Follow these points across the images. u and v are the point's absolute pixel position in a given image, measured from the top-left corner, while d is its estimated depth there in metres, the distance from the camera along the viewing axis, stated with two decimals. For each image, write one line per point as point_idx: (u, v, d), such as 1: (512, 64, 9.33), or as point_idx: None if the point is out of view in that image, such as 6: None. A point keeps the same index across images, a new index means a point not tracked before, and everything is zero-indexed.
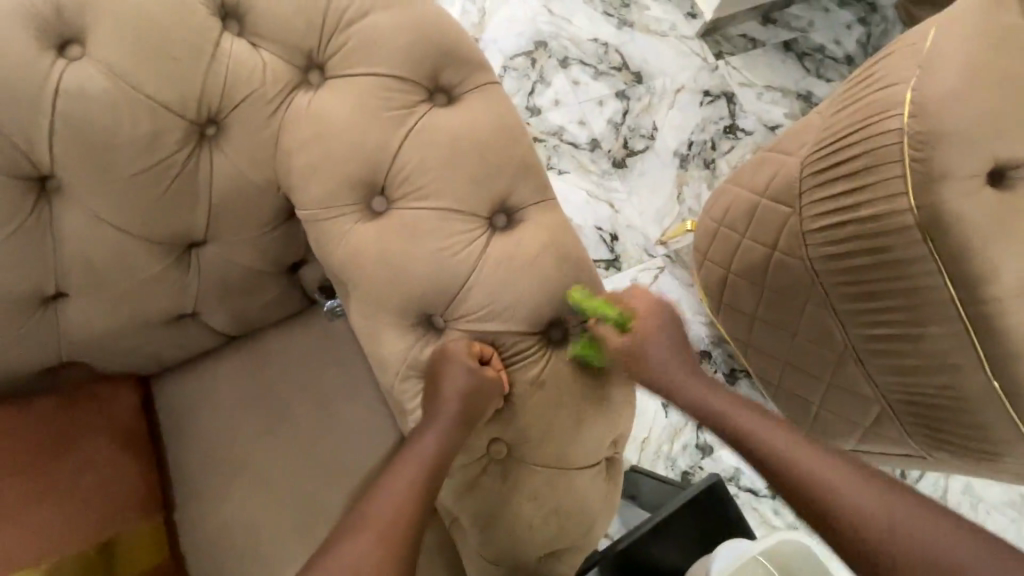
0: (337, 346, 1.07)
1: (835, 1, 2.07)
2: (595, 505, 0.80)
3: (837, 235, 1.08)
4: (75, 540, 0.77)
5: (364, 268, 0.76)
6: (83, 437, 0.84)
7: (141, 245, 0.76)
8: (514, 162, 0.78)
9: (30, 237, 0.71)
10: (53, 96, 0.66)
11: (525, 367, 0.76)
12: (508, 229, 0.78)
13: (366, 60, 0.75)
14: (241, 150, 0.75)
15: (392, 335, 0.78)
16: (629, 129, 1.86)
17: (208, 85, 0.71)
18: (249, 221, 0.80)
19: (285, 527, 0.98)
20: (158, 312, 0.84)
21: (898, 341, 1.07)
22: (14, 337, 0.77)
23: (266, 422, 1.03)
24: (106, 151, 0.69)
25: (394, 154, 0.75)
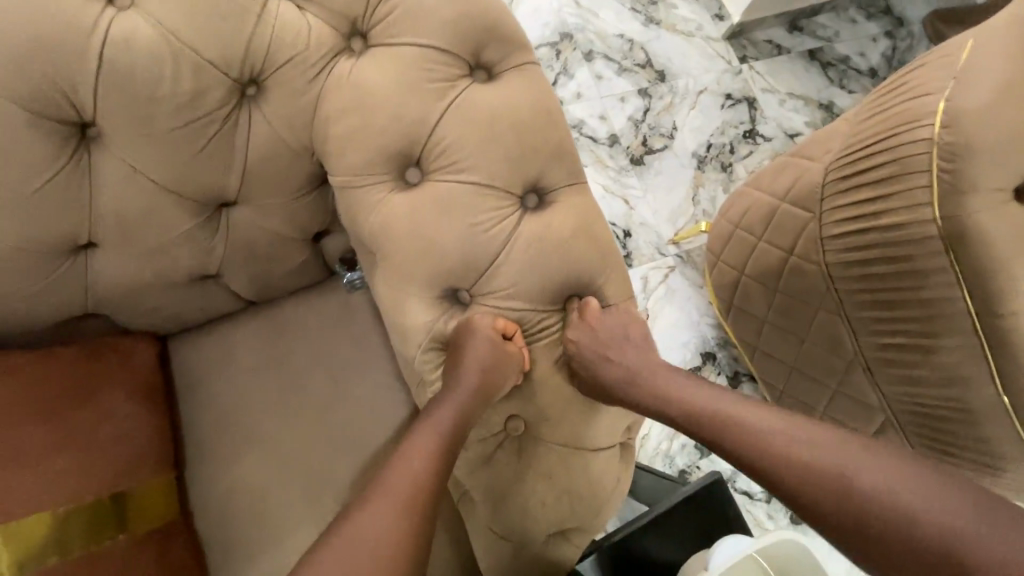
0: (354, 318, 1.08)
1: (862, 13, 2.06)
2: (605, 489, 0.81)
3: (856, 243, 1.09)
4: (92, 488, 0.78)
5: (393, 238, 0.76)
6: (103, 388, 0.85)
7: (174, 201, 0.77)
8: (550, 143, 0.79)
9: (67, 184, 0.71)
10: (101, 43, 0.65)
11: (546, 346, 0.77)
12: (538, 210, 0.79)
13: (409, 32, 0.75)
14: (280, 114, 0.75)
15: (417, 306, 0.78)
16: (649, 127, 1.86)
17: (253, 45, 0.71)
18: (282, 185, 0.81)
19: (292, 492, 0.99)
20: (185, 270, 0.84)
21: (910, 352, 1.07)
22: (42, 284, 0.77)
23: (280, 389, 1.03)
24: (148, 103, 0.69)
25: (432, 128, 0.76)
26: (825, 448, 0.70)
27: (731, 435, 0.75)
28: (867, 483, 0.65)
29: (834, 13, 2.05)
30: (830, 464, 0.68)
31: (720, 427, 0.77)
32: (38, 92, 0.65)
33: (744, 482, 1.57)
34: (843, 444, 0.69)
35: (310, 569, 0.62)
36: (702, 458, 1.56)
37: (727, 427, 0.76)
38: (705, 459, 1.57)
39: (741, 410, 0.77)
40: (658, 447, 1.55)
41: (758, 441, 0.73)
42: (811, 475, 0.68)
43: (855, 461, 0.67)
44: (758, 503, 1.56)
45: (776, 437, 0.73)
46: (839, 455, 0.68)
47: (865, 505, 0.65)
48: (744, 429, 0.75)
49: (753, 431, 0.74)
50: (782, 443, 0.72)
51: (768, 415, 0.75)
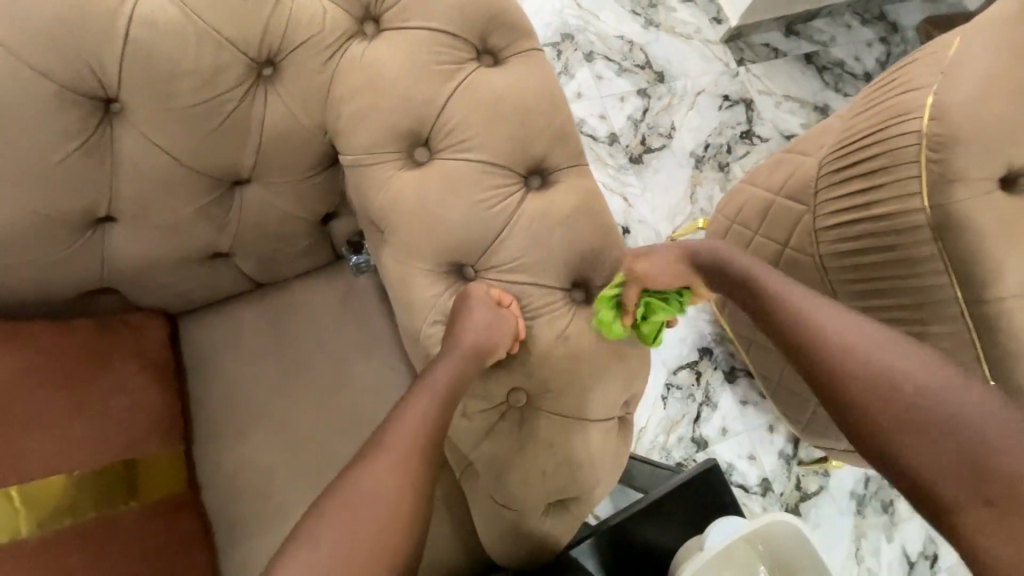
0: (360, 300, 1.11)
1: (857, 19, 2.11)
2: (603, 462, 0.84)
3: (848, 233, 1.12)
4: (106, 455, 0.80)
5: (402, 214, 0.79)
6: (118, 360, 0.87)
7: (191, 177, 0.79)
8: (554, 126, 0.82)
9: (90, 157, 0.74)
10: (128, 21, 0.69)
11: (548, 321, 0.80)
12: (542, 190, 0.82)
13: (420, 17, 0.79)
14: (295, 94, 0.79)
15: (424, 280, 0.81)
16: (648, 126, 1.90)
17: (271, 27, 0.74)
18: (294, 165, 0.84)
19: (297, 468, 1.01)
20: (199, 246, 0.87)
21: None
22: (61, 255, 0.80)
23: (287, 368, 1.06)
24: (170, 80, 0.72)
25: (440, 109, 0.79)
26: (899, 364, 0.65)
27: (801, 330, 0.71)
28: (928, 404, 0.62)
29: (830, 18, 2.09)
30: (900, 378, 0.64)
31: (792, 323, 0.72)
32: (65, 67, 0.68)
33: (740, 475, 1.59)
34: (924, 362, 0.65)
35: (319, 524, 0.64)
36: (698, 450, 1.58)
37: (797, 327, 0.72)
38: (702, 451, 1.59)
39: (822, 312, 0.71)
40: (655, 439, 1.58)
41: (832, 339, 0.69)
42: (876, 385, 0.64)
43: (928, 381, 0.63)
44: (753, 496, 1.58)
45: (849, 344, 0.68)
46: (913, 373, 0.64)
47: (925, 422, 0.61)
48: (818, 327, 0.70)
49: (829, 331, 0.69)
50: (856, 346, 0.67)
51: (848, 323, 0.70)
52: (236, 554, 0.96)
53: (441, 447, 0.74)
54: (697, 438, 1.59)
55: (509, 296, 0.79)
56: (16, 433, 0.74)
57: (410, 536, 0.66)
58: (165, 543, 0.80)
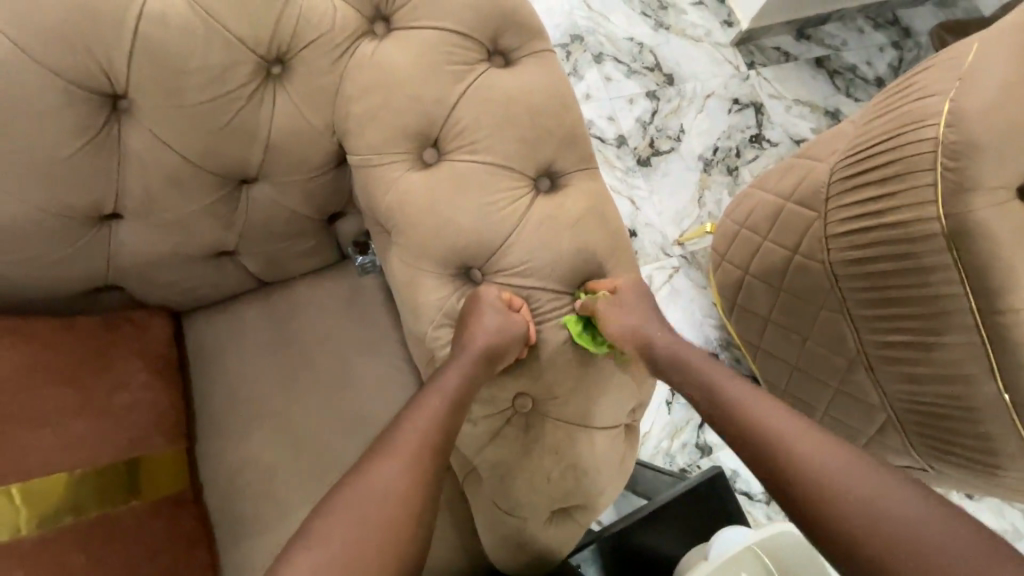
0: (365, 300, 1.10)
1: (870, 23, 2.09)
2: (608, 469, 0.83)
3: (861, 241, 1.10)
4: (109, 452, 0.79)
5: (409, 216, 0.79)
6: (121, 359, 0.86)
7: (198, 174, 0.79)
8: (564, 128, 0.81)
9: (97, 153, 0.73)
10: (137, 17, 0.68)
11: (555, 325, 0.79)
12: (551, 193, 0.81)
13: (430, 16, 0.78)
14: (303, 92, 0.78)
15: (431, 282, 0.81)
16: (656, 129, 1.88)
17: (281, 24, 0.74)
18: (302, 164, 0.83)
19: (299, 468, 1.00)
20: (205, 244, 0.87)
21: (913, 349, 1.08)
22: (68, 251, 0.80)
23: (291, 367, 1.05)
24: (179, 77, 0.71)
25: (449, 110, 0.78)
26: (830, 461, 0.65)
27: (738, 423, 0.73)
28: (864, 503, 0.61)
29: (842, 22, 2.07)
30: (831, 475, 0.64)
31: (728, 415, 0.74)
32: (74, 62, 0.67)
33: (744, 482, 1.58)
34: (849, 460, 0.65)
35: (322, 529, 0.63)
36: (702, 457, 1.57)
37: (731, 417, 0.74)
38: (706, 458, 1.58)
39: (750, 404, 0.74)
40: (659, 444, 1.57)
41: (761, 432, 0.71)
42: (810, 483, 0.64)
43: (855, 475, 0.63)
44: (757, 503, 1.57)
45: (782, 438, 0.69)
46: (844, 470, 0.64)
47: (865, 523, 0.59)
48: (752, 421, 0.72)
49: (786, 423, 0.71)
50: (787, 444, 0.68)
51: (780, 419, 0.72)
52: (238, 553, 0.95)
53: (446, 452, 0.73)
54: (701, 444, 1.58)
55: (517, 300, 0.78)
56: (19, 430, 0.74)
57: (414, 543, 0.65)
58: (167, 542, 0.80)
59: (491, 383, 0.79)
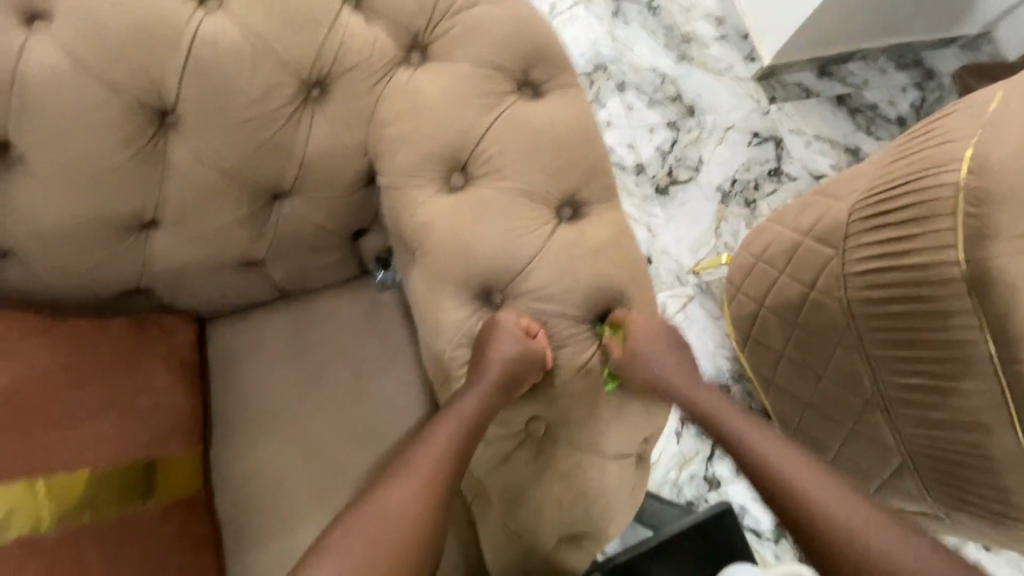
0: (384, 315, 1.12)
1: (892, 64, 2.10)
2: (620, 498, 0.82)
3: (880, 281, 1.10)
4: (126, 454, 0.80)
5: (435, 237, 0.81)
6: (146, 362, 0.87)
7: (235, 188, 0.82)
8: (589, 160, 0.83)
9: (141, 165, 0.76)
10: (190, 41, 0.71)
11: (573, 352, 0.79)
12: (573, 221, 0.83)
13: (466, 48, 0.81)
14: (340, 114, 0.81)
15: (452, 303, 0.82)
16: (675, 158, 1.91)
17: (324, 51, 0.77)
18: (335, 182, 0.86)
19: (310, 478, 1.02)
20: (236, 254, 0.90)
21: (929, 394, 1.07)
22: (106, 256, 0.83)
23: (308, 377, 1.07)
24: (224, 97, 0.74)
25: (480, 137, 0.81)
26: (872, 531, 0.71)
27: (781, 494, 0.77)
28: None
29: (864, 61, 2.09)
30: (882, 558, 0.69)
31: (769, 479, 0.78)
32: (128, 78, 0.70)
33: (752, 519, 1.55)
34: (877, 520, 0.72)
35: (335, 543, 0.64)
36: (710, 490, 1.55)
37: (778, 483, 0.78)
38: (714, 491, 1.56)
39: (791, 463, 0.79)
40: (666, 475, 1.55)
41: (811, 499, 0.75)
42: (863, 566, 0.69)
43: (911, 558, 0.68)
44: (765, 542, 1.54)
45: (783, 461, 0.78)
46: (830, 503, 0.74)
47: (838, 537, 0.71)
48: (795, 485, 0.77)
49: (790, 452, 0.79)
50: (836, 512, 0.72)
51: None
52: (245, 560, 0.96)
53: (458, 471, 0.73)
54: (709, 477, 1.56)
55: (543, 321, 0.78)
56: (50, 426, 0.76)
57: (421, 562, 0.66)
58: (176, 547, 0.81)
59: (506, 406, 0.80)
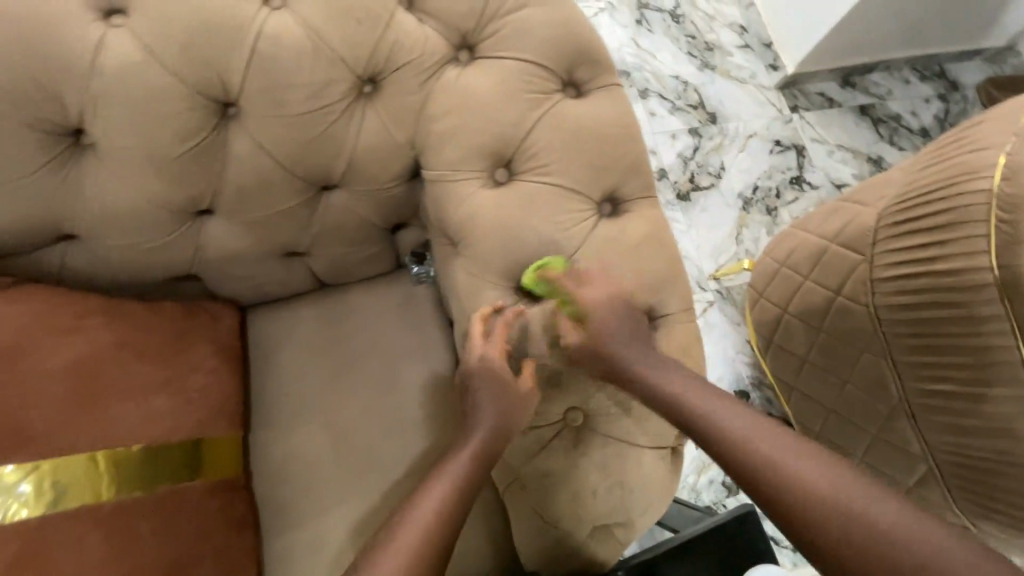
0: (418, 307, 1.15)
1: (916, 75, 2.11)
2: (655, 489, 0.84)
3: (909, 286, 1.11)
4: (178, 432, 0.83)
5: (479, 230, 0.83)
6: (195, 344, 0.90)
7: (288, 178, 0.85)
8: (630, 159, 0.85)
9: (203, 153, 0.79)
10: (255, 37, 0.75)
11: (613, 344, 0.81)
12: (613, 218, 0.85)
13: (514, 48, 0.83)
14: (391, 110, 0.84)
15: (493, 293, 0.84)
16: (697, 165, 1.92)
17: (379, 48, 0.80)
18: (381, 176, 0.89)
19: (345, 464, 1.04)
20: (284, 243, 0.93)
21: (960, 400, 1.08)
22: (162, 242, 0.86)
23: (343, 367, 1.10)
24: (284, 89, 0.78)
25: (525, 134, 0.83)
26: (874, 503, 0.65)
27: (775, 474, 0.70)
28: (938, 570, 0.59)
29: (888, 71, 2.09)
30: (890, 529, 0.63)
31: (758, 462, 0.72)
32: (196, 70, 0.74)
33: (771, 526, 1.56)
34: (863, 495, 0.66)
35: None
36: (728, 496, 1.56)
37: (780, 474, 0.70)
38: (731, 497, 1.57)
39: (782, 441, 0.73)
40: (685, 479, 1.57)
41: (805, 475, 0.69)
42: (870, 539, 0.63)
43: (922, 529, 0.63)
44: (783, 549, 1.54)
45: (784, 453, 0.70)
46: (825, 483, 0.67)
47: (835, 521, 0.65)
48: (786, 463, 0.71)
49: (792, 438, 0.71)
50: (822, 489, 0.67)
51: None
52: (283, 540, 0.99)
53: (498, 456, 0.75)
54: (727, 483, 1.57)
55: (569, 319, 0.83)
56: (110, 401, 0.78)
57: None
58: (222, 523, 0.83)
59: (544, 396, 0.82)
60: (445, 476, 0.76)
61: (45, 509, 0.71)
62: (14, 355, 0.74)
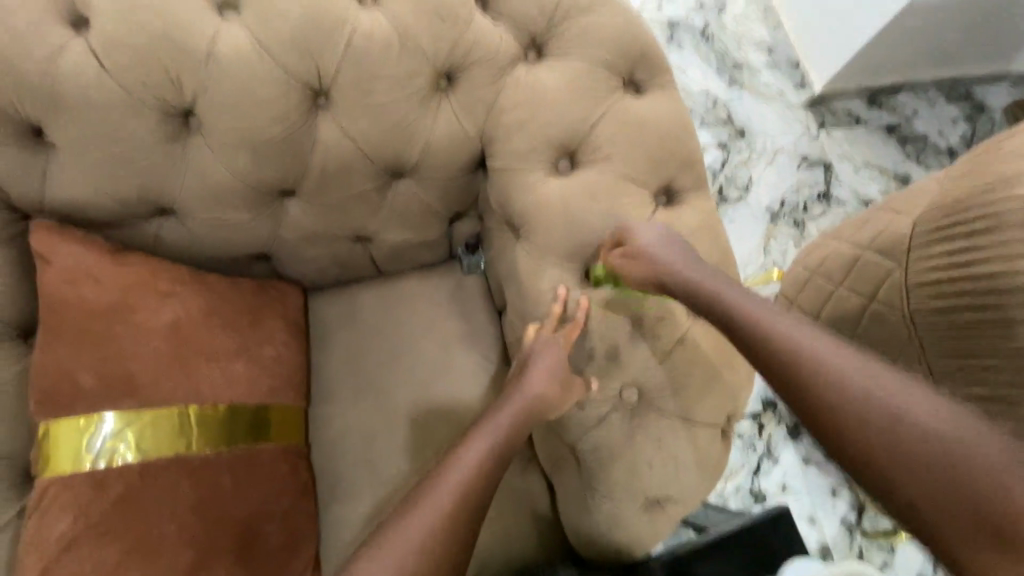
0: (469, 296, 1.20)
1: (943, 96, 2.15)
2: (703, 470, 0.88)
3: (942, 292, 1.11)
4: (255, 397, 0.88)
5: (543, 216, 0.89)
6: (270, 317, 0.96)
7: (365, 165, 0.92)
8: (684, 154, 0.91)
9: (295, 137, 0.87)
10: (349, 33, 0.82)
11: (670, 325, 0.85)
12: (668, 208, 0.91)
13: (579, 48, 0.90)
14: (463, 104, 0.91)
15: (554, 276, 0.90)
16: (726, 178, 1.98)
17: (458, 45, 0.87)
18: (450, 165, 0.96)
19: (398, 441, 1.09)
20: (355, 227, 1.00)
21: (991, 405, 1.06)
22: (247, 219, 0.93)
23: (397, 349, 1.15)
24: (372, 80, 0.85)
25: (589, 128, 0.89)
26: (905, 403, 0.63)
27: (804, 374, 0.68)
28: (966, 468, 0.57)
29: (915, 92, 2.14)
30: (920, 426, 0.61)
31: (777, 362, 0.71)
32: (296, 62, 0.82)
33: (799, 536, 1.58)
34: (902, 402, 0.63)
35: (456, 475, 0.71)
36: (756, 504, 1.59)
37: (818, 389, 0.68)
38: (759, 505, 1.59)
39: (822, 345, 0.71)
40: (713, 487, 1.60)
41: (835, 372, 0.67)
42: (894, 436, 0.62)
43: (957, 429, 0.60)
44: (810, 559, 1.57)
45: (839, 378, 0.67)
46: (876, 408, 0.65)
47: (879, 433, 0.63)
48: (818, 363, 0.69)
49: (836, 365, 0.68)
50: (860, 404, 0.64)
51: None
52: (340, 510, 1.05)
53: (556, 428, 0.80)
54: (755, 491, 1.60)
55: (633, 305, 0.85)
56: (199, 362, 0.84)
57: None
58: (289, 484, 0.88)
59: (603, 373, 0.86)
60: (509, 442, 0.80)
61: (142, 457, 0.77)
62: (121, 313, 0.80)
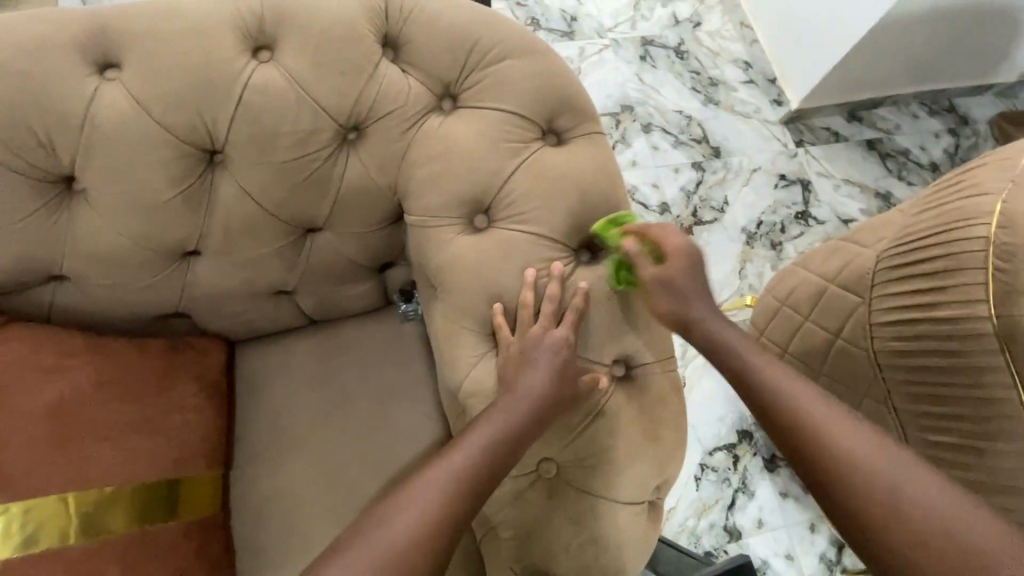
0: (405, 345, 1.13)
1: (924, 109, 2.09)
2: (635, 544, 0.82)
3: (905, 333, 0.96)
4: (153, 472, 0.82)
5: (459, 275, 0.84)
6: (180, 381, 0.90)
7: (272, 223, 0.87)
8: (609, 206, 0.86)
9: (192, 196, 0.82)
10: (242, 89, 0.78)
11: (590, 396, 0.81)
12: (591, 264, 0.85)
13: (495, 97, 0.85)
14: (374, 155, 0.85)
15: (471, 340, 0.85)
16: (700, 199, 1.91)
17: (363, 97, 0.82)
18: (366, 218, 0.90)
19: (324, 507, 1.01)
20: (269, 283, 0.94)
21: (963, 453, 0.91)
22: (150, 282, 0.87)
23: (325, 405, 1.08)
24: (269, 137, 0.80)
25: (505, 181, 0.84)
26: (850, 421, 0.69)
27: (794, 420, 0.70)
28: (967, 530, 0.59)
29: (895, 106, 2.08)
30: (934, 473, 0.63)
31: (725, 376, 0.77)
32: (183, 122, 0.78)
33: None
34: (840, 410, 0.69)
35: None
36: (730, 541, 1.51)
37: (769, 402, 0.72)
38: (734, 543, 1.52)
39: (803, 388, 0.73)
40: (685, 523, 1.52)
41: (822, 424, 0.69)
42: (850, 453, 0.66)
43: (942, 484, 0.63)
44: None
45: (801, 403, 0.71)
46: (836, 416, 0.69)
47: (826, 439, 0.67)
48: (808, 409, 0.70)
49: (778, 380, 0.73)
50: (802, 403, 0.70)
51: None
52: None
53: None
54: (729, 527, 1.52)
55: (548, 312, 0.81)
56: (89, 440, 0.79)
57: None
58: (194, 566, 0.81)
59: (498, 430, 0.73)
60: None
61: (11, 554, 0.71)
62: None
